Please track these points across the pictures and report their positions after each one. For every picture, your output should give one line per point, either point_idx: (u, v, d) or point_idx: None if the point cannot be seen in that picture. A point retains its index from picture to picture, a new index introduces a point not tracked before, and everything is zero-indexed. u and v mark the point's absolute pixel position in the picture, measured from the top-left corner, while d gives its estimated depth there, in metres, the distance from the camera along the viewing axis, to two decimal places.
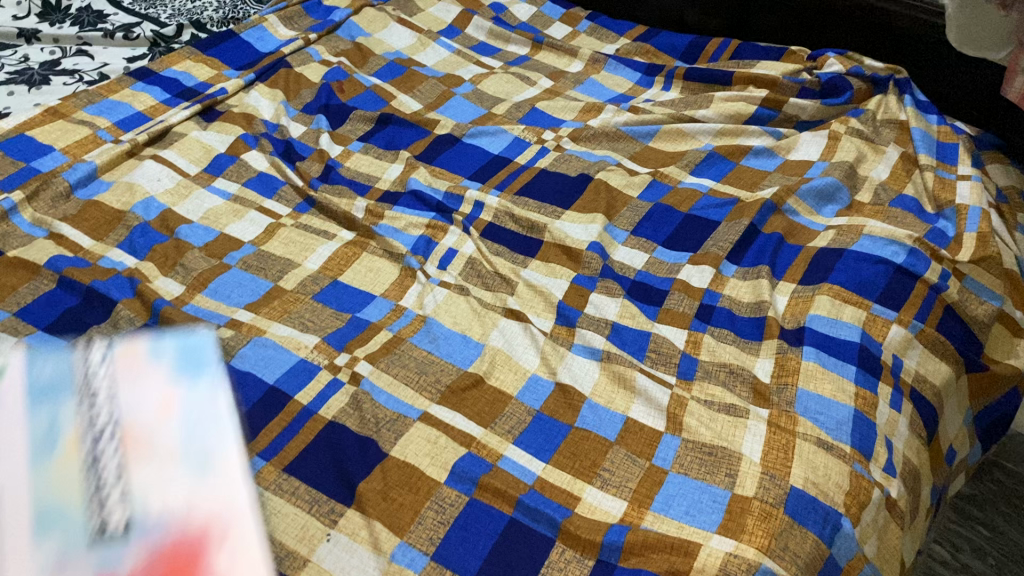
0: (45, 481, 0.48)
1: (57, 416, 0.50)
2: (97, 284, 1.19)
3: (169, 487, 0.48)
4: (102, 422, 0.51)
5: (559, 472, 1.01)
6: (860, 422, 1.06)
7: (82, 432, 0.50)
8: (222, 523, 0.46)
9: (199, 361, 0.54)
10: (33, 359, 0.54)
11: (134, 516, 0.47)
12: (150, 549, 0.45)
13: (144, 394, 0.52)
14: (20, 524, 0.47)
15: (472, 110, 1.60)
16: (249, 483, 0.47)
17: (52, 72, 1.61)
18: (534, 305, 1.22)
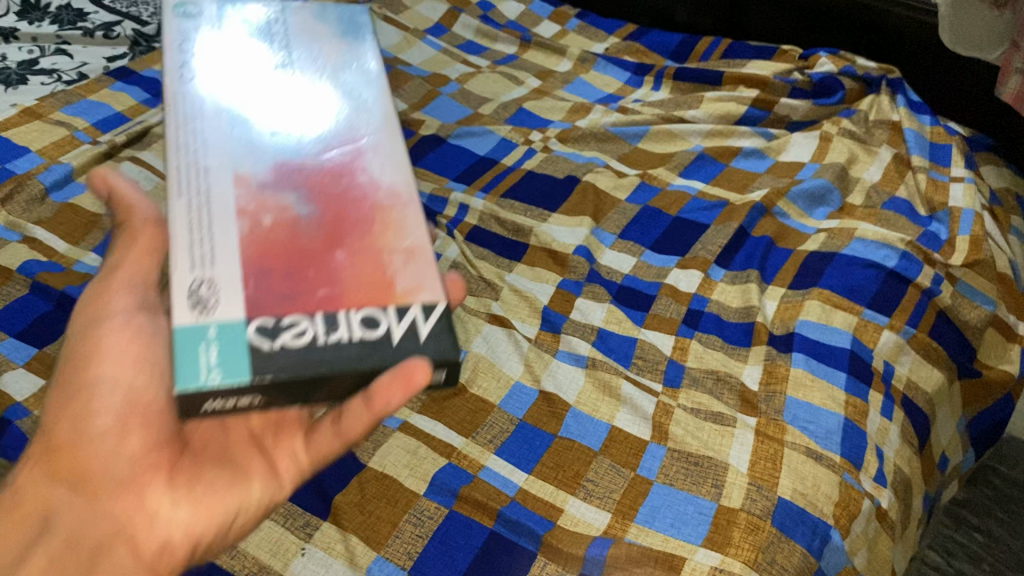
0: (222, 74, 0.71)
1: (245, 98, 0.70)
2: (70, 290, 1.17)
3: (329, 101, 0.71)
4: (274, 16, 0.79)
5: (542, 483, 0.98)
6: (850, 431, 1.03)
7: (281, 37, 0.77)
8: (371, 141, 0.68)
9: (355, 27, 0.80)
10: (274, 5, 0.81)
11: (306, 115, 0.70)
12: (327, 143, 0.68)
13: (315, 39, 0.77)
14: (234, 151, 0.65)
15: (458, 110, 1.57)
16: (386, 112, 0.72)
17: (31, 72, 1.58)
18: (518, 310, 1.19)
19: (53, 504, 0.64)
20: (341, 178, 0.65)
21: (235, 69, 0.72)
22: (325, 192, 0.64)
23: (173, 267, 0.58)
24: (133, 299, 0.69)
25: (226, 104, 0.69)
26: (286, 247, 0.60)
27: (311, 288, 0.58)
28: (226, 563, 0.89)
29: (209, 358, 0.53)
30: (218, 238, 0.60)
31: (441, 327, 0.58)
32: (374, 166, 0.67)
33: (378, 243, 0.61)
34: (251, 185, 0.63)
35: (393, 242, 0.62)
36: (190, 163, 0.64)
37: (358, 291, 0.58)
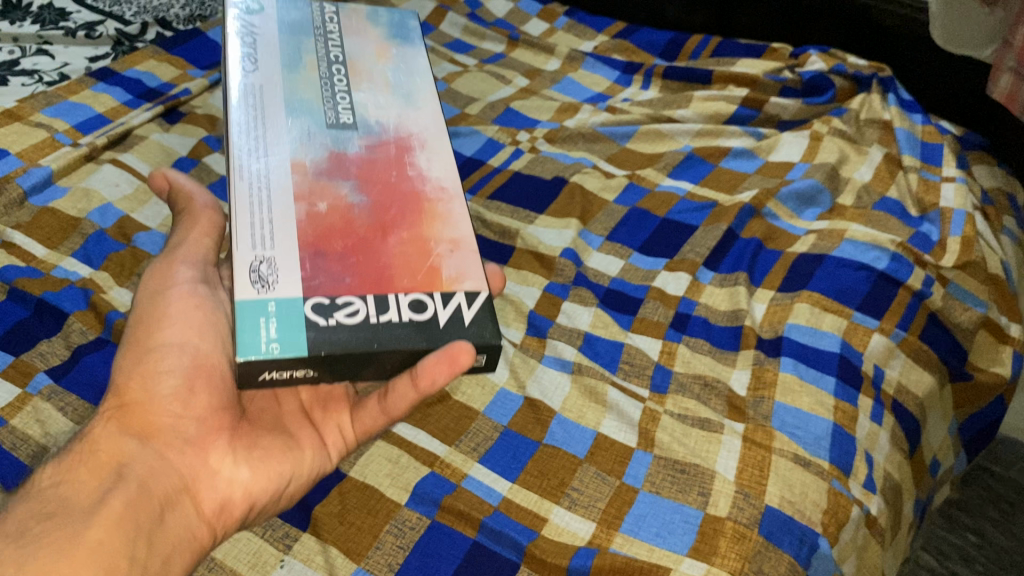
0: (293, 84, 0.94)
1: (311, 101, 0.92)
2: (48, 296, 1.15)
3: (381, 113, 0.94)
4: (332, 56, 1.01)
5: (526, 492, 0.96)
6: (840, 437, 1.02)
7: (341, 71, 0.99)
8: (412, 152, 0.89)
9: (410, 67, 1.03)
10: (339, 51, 1.02)
11: (353, 127, 0.90)
12: (372, 143, 0.89)
13: (374, 89, 0.98)
14: (298, 145, 0.86)
15: (444, 109, 1.55)
16: (429, 129, 0.93)
17: (11, 72, 1.55)
18: (504, 315, 1.17)
19: (125, 456, 0.75)
20: (387, 176, 0.85)
21: (302, 97, 0.92)
22: (375, 189, 0.84)
23: (240, 243, 0.75)
24: (195, 274, 0.85)
25: (293, 117, 0.89)
26: (342, 226, 0.79)
27: (358, 259, 0.76)
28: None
29: (268, 338, 0.69)
30: (286, 218, 0.78)
31: (482, 313, 0.75)
32: (417, 175, 0.87)
33: (417, 232, 0.80)
34: (311, 173, 0.83)
35: (431, 230, 0.81)
36: (263, 174, 0.82)
37: (399, 267, 0.77)
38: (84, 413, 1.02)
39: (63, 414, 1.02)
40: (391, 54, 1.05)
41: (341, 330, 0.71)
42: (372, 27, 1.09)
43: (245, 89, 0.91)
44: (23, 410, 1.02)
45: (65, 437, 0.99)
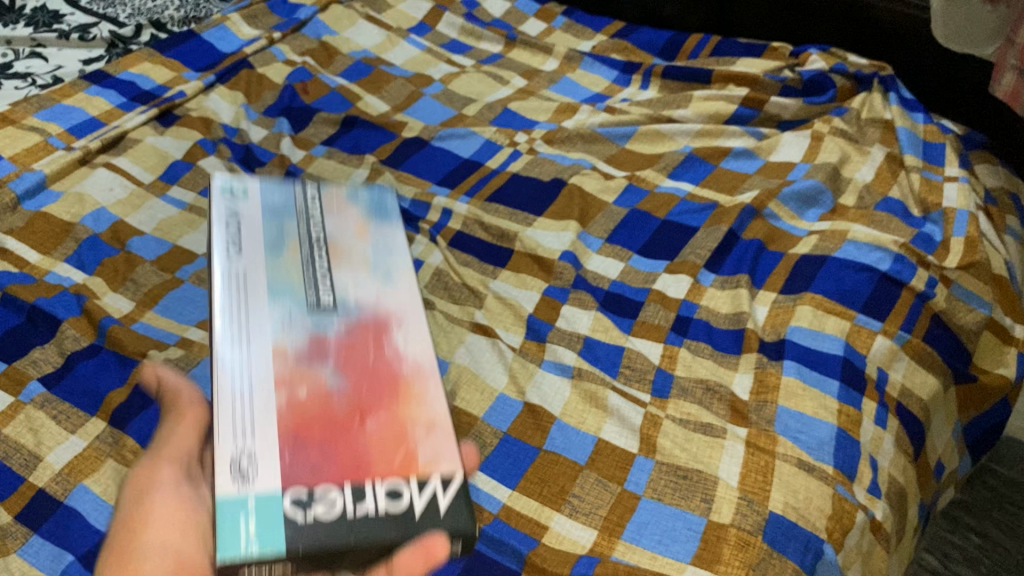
0: (277, 268, 0.93)
1: (294, 282, 0.91)
2: (41, 302, 1.13)
3: (360, 288, 0.93)
4: (314, 236, 1.00)
5: (526, 499, 0.95)
6: (844, 442, 1.00)
7: (321, 247, 0.98)
8: (394, 331, 0.88)
9: (389, 242, 1.02)
10: (318, 221, 1.02)
11: (336, 305, 0.89)
12: (352, 324, 0.87)
13: (351, 263, 0.97)
14: (279, 331, 0.84)
15: (441, 111, 1.54)
16: (408, 306, 0.92)
17: (4, 76, 1.54)
18: (503, 319, 1.16)
19: None
20: (366, 359, 0.84)
21: (279, 279, 0.91)
22: (355, 372, 0.82)
23: (220, 441, 0.74)
24: (177, 471, 0.74)
25: (273, 300, 0.88)
26: (323, 418, 0.77)
27: (336, 465, 0.74)
28: None
29: (249, 545, 0.67)
30: (266, 411, 0.77)
31: (458, 498, 0.74)
32: (396, 353, 0.85)
33: (397, 421, 0.78)
34: (291, 359, 0.82)
35: (410, 415, 0.79)
36: (245, 397, 0.77)
37: (377, 457, 0.75)
38: (78, 422, 1.01)
39: (56, 423, 1.00)
40: (370, 228, 1.04)
41: (318, 531, 0.69)
42: (348, 195, 1.08)
43: (227, 279, 0.89)
44: (15, 419, 1.00)
45: (59, 446, 0.98)
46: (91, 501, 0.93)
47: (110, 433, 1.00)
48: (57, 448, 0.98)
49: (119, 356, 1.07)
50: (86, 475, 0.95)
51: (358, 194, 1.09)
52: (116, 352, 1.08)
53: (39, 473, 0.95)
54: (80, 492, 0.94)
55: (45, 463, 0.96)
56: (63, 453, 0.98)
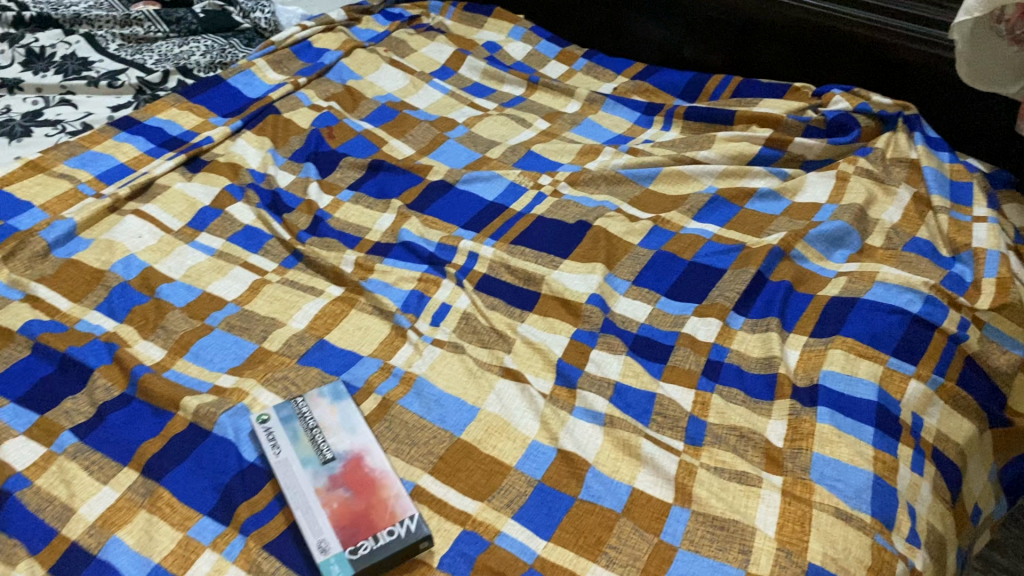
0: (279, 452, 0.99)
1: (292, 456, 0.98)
2: (73, 351, 1.14)
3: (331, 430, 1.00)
4: None
5: (561, 550, 0.94)
6: (881, 489, 0.99)
7: (318, 436, 1.00)
8: (369, 456, 0.98)
9: (352, 421, 1.02)
10: None
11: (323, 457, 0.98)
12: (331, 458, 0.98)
13: None
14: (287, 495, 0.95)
15: (466, 154, 1.56)
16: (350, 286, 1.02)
17: (35, 123, 1.57)
18: (532, 364, 1.16)
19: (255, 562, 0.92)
20: (360, 474, 0.96)
21: (296, 455, 0.98)
22: (357, 486, 0.95)
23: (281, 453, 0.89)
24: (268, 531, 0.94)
25: (296, 469, 0.97)
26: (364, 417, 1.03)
27: (364, 536, 0.90)
28: None
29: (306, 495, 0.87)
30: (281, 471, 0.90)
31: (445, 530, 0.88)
32: (379, 468, 0.97)
33: (384, 518, 0.92)
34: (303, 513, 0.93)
35: (393, 510, 0.93)
36: (294, 486, 0.95)
37: (376, 520, 0.92)
38: (110, 473, 1.01)
39: (89, 474, 1.01)
40: None
41: (334, 562, 0.88)
42: None
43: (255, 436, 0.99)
44: (48, 470, 1.01)
45: (91, 497, 0.98)
46: (125, 553, 0.93)
47: (143, 484, 1.00)
48: (90, 500, 0.98)
49: (152, 407, 1.08)
50: (119, 526, 0.95)
51: (320, 390, 1.06)
52: (148, 403, 1.08)
53: (72, 526, 0.95)
54: (114, 544, 0.93)
55: (78, 515, 0.96)
56: (96, 505, 0.98)
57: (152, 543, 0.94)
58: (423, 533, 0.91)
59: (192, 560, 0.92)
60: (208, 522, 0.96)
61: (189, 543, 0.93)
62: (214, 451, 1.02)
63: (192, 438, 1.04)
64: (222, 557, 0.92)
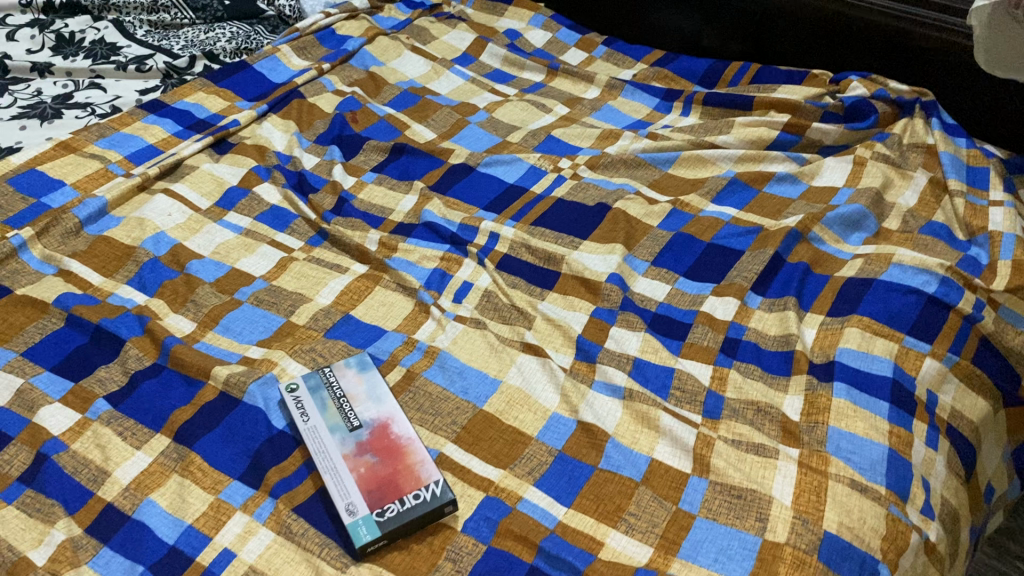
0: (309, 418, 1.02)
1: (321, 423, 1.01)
2: (106, 322, 1.17)
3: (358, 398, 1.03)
4: None
5: (582, 516, 0.96)
6: (896, 462, 1.01)
7: (345, 405, 1.02)
8: (395, 423, 1.00)
9: (378, 389, 1.04)
10: None
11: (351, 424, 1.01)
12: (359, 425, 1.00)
13: None
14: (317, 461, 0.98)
15: (487, 138, 1.58)
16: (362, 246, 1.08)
17: (65, 106, 1.60)
18: (552, 340, 1.18)
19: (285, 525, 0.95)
20: (386, 440, 0.99)
21: (324, 422, 1.00)
22: (383, 452, 0.98)
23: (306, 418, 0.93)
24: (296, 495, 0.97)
25: (325, 435, 1.00)
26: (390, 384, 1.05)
27: (391, 500, 0.92)
28: None
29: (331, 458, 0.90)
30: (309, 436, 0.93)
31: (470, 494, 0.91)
32: (405, 434, 0.99)
33: (410, 483, 0.94)
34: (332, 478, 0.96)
35: (419, 474, 0.95)
36: (323, 452, 0.98)
37: (402, 484, 0.94)
38: (143, 438, 1.04)
39: (122, 439, 1.04)
40: None
41: (362, 525, 0.91)
42: None
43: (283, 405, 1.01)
44: (84, 435, 1.04)
45: (125, 461, 1.01)
46: (159, 514, 0.96)
47: (175, 449, 1.02)
48: (124, 463, 1.01)
49: (183, 376, 1.11)
50: (152, 489, 0.98)
51: (346, 361, 1.08)
52: (180, 372, 1.11)
53: (107, 488, 0.98)
54: (148, 506, 0.96)
55: (113, 478, 0.99)
56: (130, 469, 1.00)
57: (185, 505, 0.97)
58: (448, 497, 0.93)
59: (223, 522, 0.95)
60: (238, 486, 0.98)
61: (220, 506, 0.96)
62: (244, 418, 1.05)
63: (222, 407, 1.07)
64: (253, 518, 0.95)
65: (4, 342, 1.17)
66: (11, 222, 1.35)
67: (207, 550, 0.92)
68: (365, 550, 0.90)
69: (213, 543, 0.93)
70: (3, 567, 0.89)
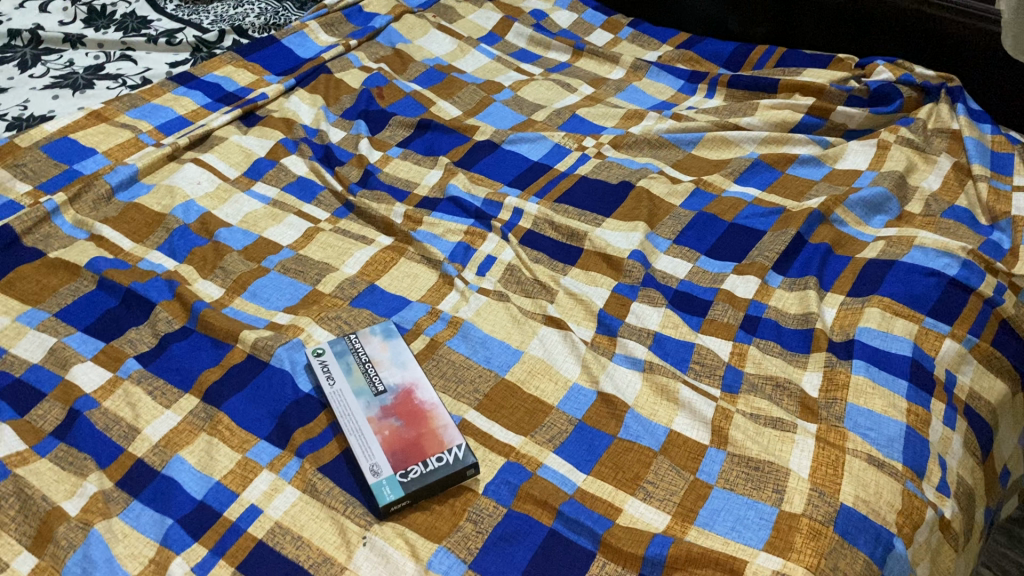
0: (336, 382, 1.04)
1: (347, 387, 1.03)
2: (136, 286, 1.19)
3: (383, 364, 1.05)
4: None
5: (601, 483, 0.98)
6: (912, 439, 1.02)
7: (370, 370, 1.04)
8: (418, 388, 1.02)
9: (402, 355, 1.06)
10: None
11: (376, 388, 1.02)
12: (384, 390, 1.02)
13: None
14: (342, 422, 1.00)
15: (512, 116, 1.59)
16: None
17: (96, 76, 1.63)
18: (574, 314, 1.20)
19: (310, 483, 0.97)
20: (411, 404, 1.00)
21: (350, 385, 1.02)
22: (408, 415, 0.99)
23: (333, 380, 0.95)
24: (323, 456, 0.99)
25: (350, 399, 1.01)
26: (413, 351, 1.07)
27: (415, 462, 0.94)
28: (292, 553, 0.90)
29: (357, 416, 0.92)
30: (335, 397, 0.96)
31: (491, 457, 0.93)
32: (428, 399, 1.01)
33: (433, 446, 0.96)
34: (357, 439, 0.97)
35: (442, 437, 0.97)
36: (347, 414, 1.00)
37: (426, 446, 0.96)
38: (172, 397, 1.06)
39: (152, 398, 1.06)
40: None
41: (386, 485, 0.92)
42: None
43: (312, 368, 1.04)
44: (115, 393, 1.06)
45: (155, 419, 1.03)
46: (187, 471, 0.98)
47: (204, 409, 1.05)
48: (154, 422, 1.03)
49: (211, 339, 1.13)
50: (181, 446, 1.01)
51: (371, 328, 1.10)
52: (208, 335, 1.14)
53: (137, 444, 1.01)
54: (176, 463, 0.99)
55: (142, 435, 1.02)
56: (159, 427, 1.03)
57: (213, 462, 0.99)
58: (470, 461, 0.95)
59: (250, 479, 0.97)
60: (265, 446, 1.01)
61: (247, 464, 0.98)
62: (271, 380, 1.07)
63: (249, 369, 1.09)
64: (279, 477, 0.97)
65: (38, 303, 1.20)
66: (45, 188, 1.38)
67: (234, 506, 0.94)
68: (389, 508, 0.92)
69: (240, 499, 0.95)
70: (37, 516, 0.91)
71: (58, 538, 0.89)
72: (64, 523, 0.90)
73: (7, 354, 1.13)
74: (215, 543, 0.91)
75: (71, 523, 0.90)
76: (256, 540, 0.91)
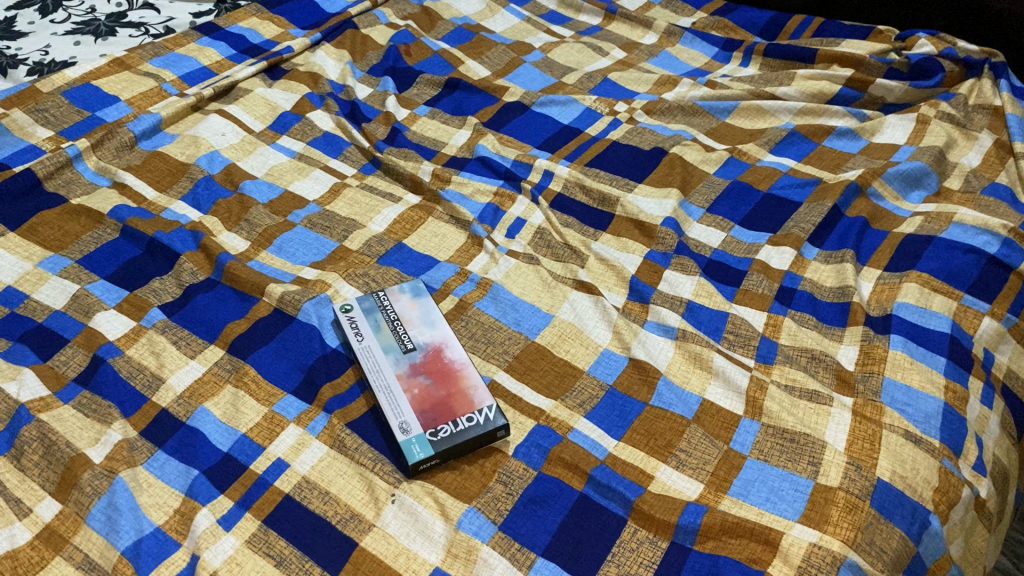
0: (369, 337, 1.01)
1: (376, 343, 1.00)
2: (160, 235, 1.17)
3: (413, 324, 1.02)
4: None
5: (632, 450, 0.96)
6: (950, 417, 0.99)
7: (399, 328, 1.02)
8: (448, 347, 1.00)
9: (431, 314, 1.04)
10: None
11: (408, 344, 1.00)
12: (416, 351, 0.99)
13: None
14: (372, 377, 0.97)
15: (542, 78, 1.57)
16: None
17: (119, 24, 1.59)
18: (605, 279, 1.18)
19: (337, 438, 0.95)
20: (441, 362, 0.98)
21: (379, 342, 1.00)
22: (437, 374, 0.97)
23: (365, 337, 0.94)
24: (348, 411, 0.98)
25: (378, 355, 0.99)
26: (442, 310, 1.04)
27: (444, 421, 0.92)
28: (319, 508, 0.89)
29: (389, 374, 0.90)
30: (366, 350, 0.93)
31: None
32: (458, 359, 0.99)
33: (464, 405, 0.94)
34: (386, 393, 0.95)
35: (472, 397, 0.94)
36: (376, 370, 0.97)
37: (456, 406, 0.93)
38: (197, 348, 1.04)
39: (177, 348, 1.04)
40: None
41: (415, 443, 0.90)
42: None
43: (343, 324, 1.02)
44: (139, 342, 1.05)
45: (179, 369, 1.02)
46: (212, 422, 0.96)
47: (230, 361, 1.03)
48: (178, 371, 1.01)
49: (237, 291, 1.12)
50: (206, 397, 0.99)
51: (399, 286, 1.08)
52: (234, 288, 1.12)
53: (161, 394, 0.99)
54: (201, 414, 0.97)
55: (167, 384, 1.00)
56: (184, 377, 1.01)
57: (238, 414, 0.97)
58: (500, 423, 0.93)
59: (277, 433, 0.95)
60: (292, 400, 0.99)
61: (274, 418, 0.97)
62: (299, 333, 1.05)
63: (276, 322, 1.08)
64: (306, 432, 0.95)
65: (61, 249, 1.18)
66: (67, 134, 1.36)
67: (260, 459, 0.93)
68: (417, 467, 0.90)
69: (266, 453, 0.93)
70: (60, 463, 0.90)
71: (82, 485, 0.87)
72: (88, 470, 0.89)
73: (29, 299, 1.11)
74: (241, 496, 0.89)
75: (95, 470, 0.89)
76: (283, 494, 0.90)
